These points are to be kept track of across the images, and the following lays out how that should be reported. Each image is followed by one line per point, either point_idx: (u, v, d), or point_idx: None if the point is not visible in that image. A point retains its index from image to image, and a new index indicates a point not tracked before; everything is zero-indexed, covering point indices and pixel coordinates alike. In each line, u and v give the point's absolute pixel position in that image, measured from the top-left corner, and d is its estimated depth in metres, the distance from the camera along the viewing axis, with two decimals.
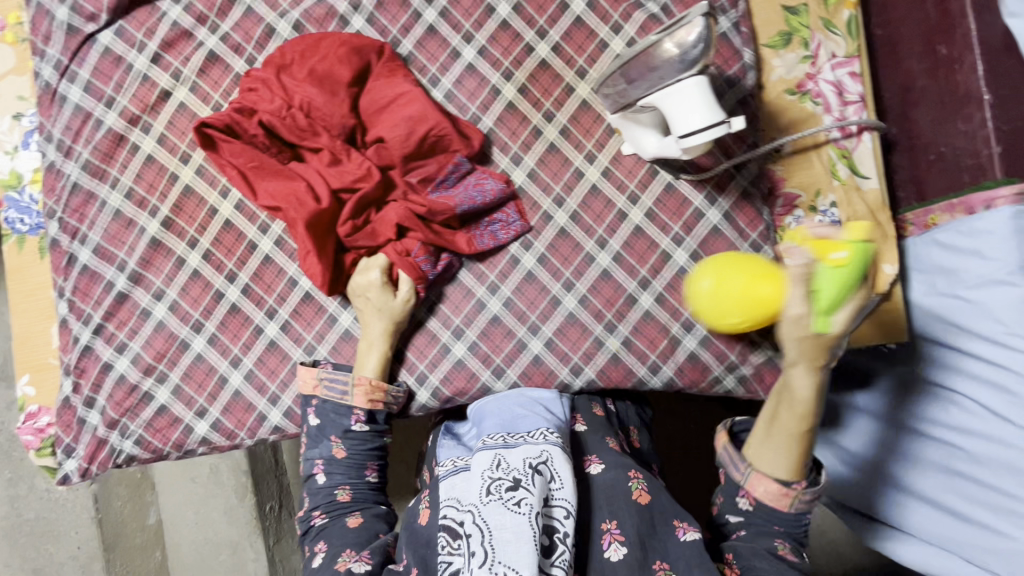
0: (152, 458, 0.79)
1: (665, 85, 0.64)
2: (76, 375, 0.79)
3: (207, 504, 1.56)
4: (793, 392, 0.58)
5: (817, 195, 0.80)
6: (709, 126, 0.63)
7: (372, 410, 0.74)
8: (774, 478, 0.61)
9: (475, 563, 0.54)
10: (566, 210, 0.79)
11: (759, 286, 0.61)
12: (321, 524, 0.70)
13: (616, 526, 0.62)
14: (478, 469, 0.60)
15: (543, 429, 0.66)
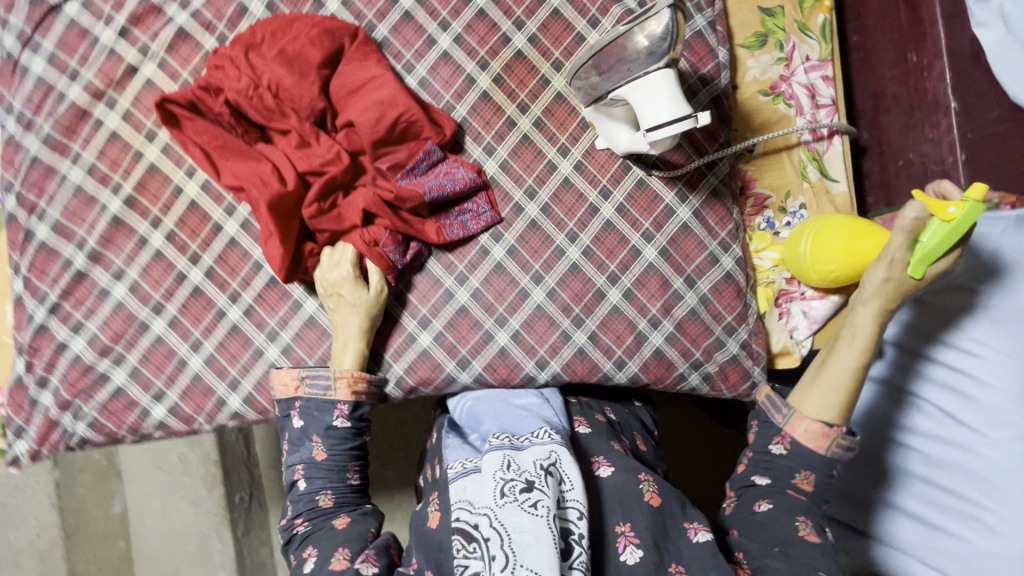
0: (106, 442, 0.77)
1: (634, 77, 0.64)
2: (30, 354, 0.77)
3: (174, 493, 1.54)
4: (855, 329, 0.64)
5: (786, 197, 0.81)
6: (676, 120, 0.63)
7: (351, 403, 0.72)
8: (817, 419, 0.64)
9: (497, 567, 0.51)
10: (537, 203, 0.79)
11: (860, 242, 0.70)
12: (307, 532, 0.66)
13: (630, 527, 0.59)
14: (489, 471, 0.57)
15: (547, 429, 0.64)
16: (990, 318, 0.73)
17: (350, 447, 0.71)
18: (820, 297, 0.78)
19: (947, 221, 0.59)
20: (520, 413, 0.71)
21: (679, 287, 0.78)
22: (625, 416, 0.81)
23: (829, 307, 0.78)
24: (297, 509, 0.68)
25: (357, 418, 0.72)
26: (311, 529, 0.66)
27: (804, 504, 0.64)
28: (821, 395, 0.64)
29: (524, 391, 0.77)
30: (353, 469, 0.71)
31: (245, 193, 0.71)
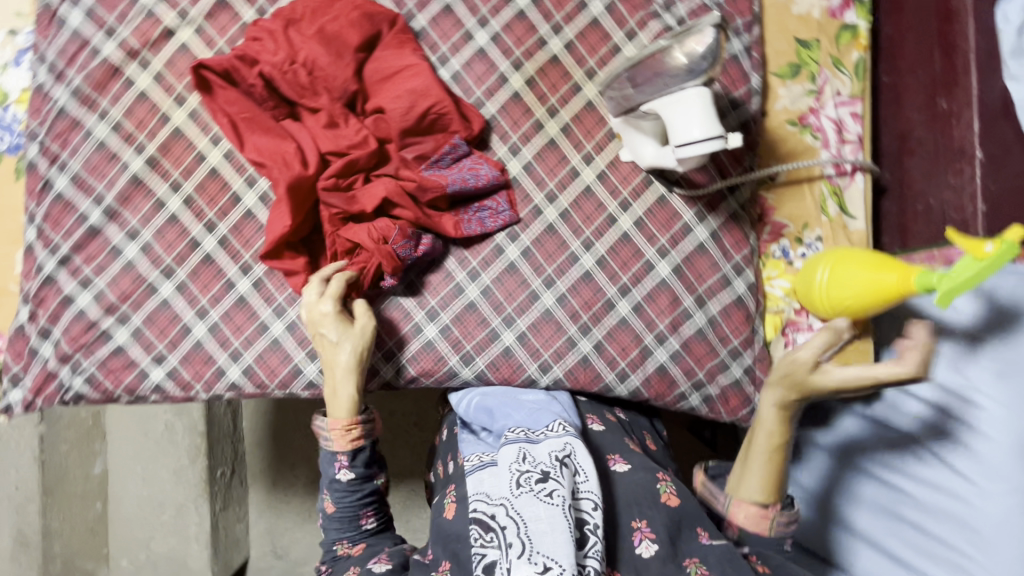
0: (101, 400, 0.76)
1: (669, 92, 0.65)
2: (35, 304, 0.76)
3: (157, 461, 1.54)
4: (761, 419, 0.66)
5: (804, 228, 0.81)
6: (707, 139, 0.63)
7: (352, 451, 0.69)
8: (752, 502, 0.66)
9: (513, 554, 0.54)
10: (556, 207, 0.79)
11: (881, 275, 0.68)
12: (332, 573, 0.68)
13: (646, 524, 0.62)
14: (506, 463, 0.62)
15: (562, 423, 0.69)
16: (996, 369, 0.73)
17: (356, 495, 0.70)
18: None
19: (980, 260, 0.59)
20: (534, 409, 0.73)
21: (688, 305, 0.78)
22: (635, 416, 0.82)
23: None
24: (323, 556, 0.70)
25: (360, 466, 0.70)
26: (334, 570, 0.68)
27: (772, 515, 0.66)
28: (742, 483, 0.67)
29: (529, 391, 0.78)
30: (366, 514, 0.70)
31: (267, 167, 0.71)
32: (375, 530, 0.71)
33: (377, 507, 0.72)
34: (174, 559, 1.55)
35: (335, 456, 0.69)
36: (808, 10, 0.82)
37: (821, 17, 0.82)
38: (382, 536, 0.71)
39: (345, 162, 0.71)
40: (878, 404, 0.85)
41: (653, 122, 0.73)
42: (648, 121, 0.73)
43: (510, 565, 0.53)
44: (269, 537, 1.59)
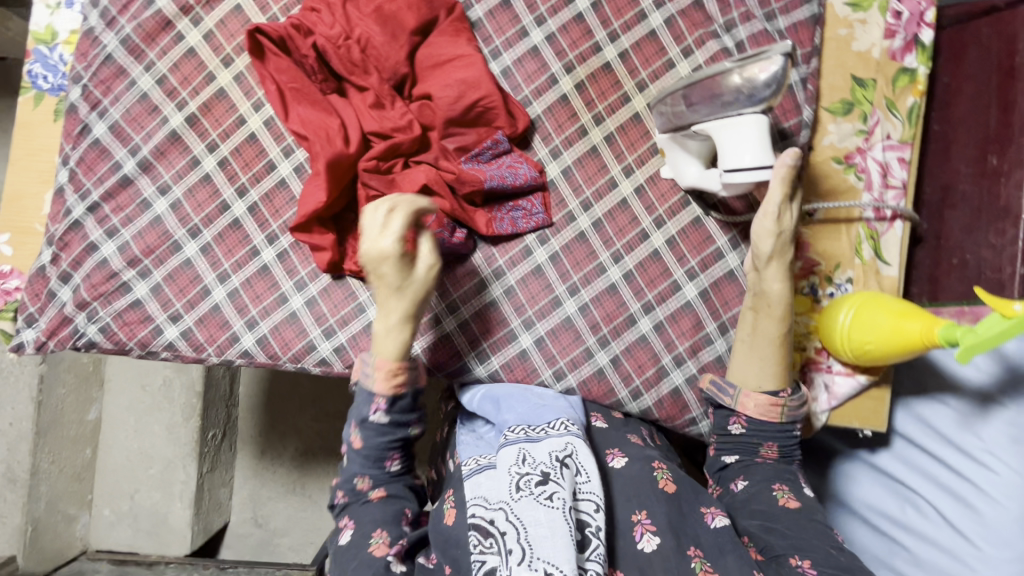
0: (113, 350, 0.76)
1: (725, 116, 0.64)
2: (59, 247, 0.76)
3: (152, 415, 1.55)
4: (770, 293, 0.70)
5: (836, 268, 0.80)
6: (758, 167, 0.64)
7: (394, 396, 0.67)
8: (764, 389, 0.70)
9: (513, 561, 0.55)
10: (590, 216, 0.78)
11: (905, 324, 0.68)
12: (347, 505, 0.68)
13: (647, 516, 0.62)
14: (505, 467, 0.62)
15: (564, 420, 0.69)
16: (1010, 434, 0.72)
17: (389, 440, 0.68)
18: (847, 374, 0.78)
19: (1008, 318, 0.58)
20: (538, 402, 0.73)
21: (710, 331, 0.77)
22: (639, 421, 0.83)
23: (854, 386, 0.78)
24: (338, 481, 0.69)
25: (397, 412, 0.68)
26: (349, 504, 0.68)
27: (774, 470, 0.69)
28: (750, 371, 0.71)
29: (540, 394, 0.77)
30: (394, 460, 0.69)
31: (307, 140, 0.70)
32: (398, 481, 0.70)
33: (405, 456, 0.70)
34: (155, 515, 1.55)
35: (373, 398, 0.67)
36: (868, 48, 0.80)
37: (880, 57, 0.80)
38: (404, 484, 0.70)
39: (386, 144, 0.71)
40: (885, 454, 0.85)
41: (700, 142, 0.71)
42: (694, 141, 0.71)
43: (511, 571, 0.54)
44: (251, 504, 1.64)
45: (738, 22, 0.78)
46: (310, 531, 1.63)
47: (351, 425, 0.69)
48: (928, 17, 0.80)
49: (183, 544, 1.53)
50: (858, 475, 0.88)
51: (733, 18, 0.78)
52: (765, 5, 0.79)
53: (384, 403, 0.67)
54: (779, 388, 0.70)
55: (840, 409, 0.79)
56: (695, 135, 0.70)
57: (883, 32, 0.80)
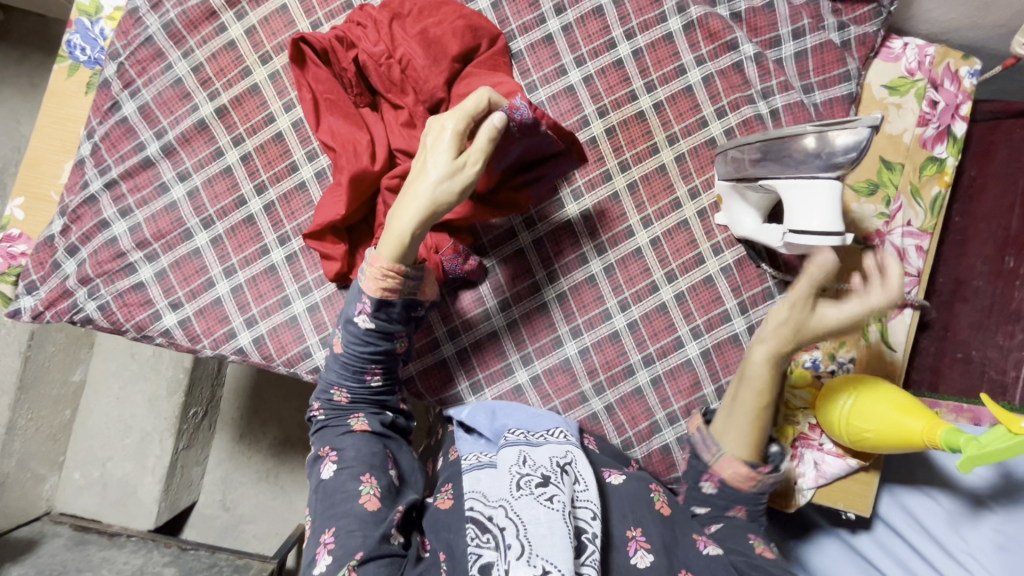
0: (108, 329, 0.75)
1: (797, 177, 0.61)
2: (70, 219, 0.76)
3: (137, 385, 1.55)
4: (753, 364, 0.65)
5: (840, 346, 0.80)
6: (825, 234, 0.61)
7: (381, 302, 0.65)
8: (739, 459, 0.64)
9: (512, 556, 0.56)
10: (603, 261, 0.78)
11: (906, 419, 0.67)
12: (325, 421, 0.69)
13: (641, 533, 0.63)
14: (506, 466, 0.64)
15: (563, 429, 0.71)
16: (997, 541, 0.72)
17: (371, 347, 0.67)
18: (837, 455, 0.77)
19: (1012, 434, 0.57)
20: (534, 411, 0.75)
21: (707, 393, 0.77)
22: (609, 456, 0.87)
23: (843, 468, 0.77)
24: (318, 391, 0.70)
25: (384, 319, 0.66)
26: (328, 418, 0.69)
27: (745, 522, 0.65)
28: (739, 433, 0.64)
29: None
30: (375, 369, 0.69)
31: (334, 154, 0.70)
32: (379, 394, 0.70)
33: (387, 365, 0.70)
34: (124, 486, 1.53)
35: (362, 296, 0.66)
36: (900, 133, 0.81)
37: (911, 143, 0.81)
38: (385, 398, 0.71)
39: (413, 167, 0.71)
40: (866, 538, 0.83)
41: (760, 196, 0.70)
42: (755, 194, 0.70)
43: (509, 565, 0.56)
44: (221, 487, 1.62)
45: (776, 91, 0.78)
46: (276, 522, 1.61)
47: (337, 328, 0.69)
48: (964, 110, 0.80)
49: (147, 519, 1.51)
50: (829, 548, 0.86)
51: (772, 85, 0.78)
52: (804, 77, 0.79)
53: (368, 302, 0.65)
54: (757, 460, 0.64)
55: (826, 488, 0.79)
56: (756, 188, 0.69)
57: (917, 119, 0.81)
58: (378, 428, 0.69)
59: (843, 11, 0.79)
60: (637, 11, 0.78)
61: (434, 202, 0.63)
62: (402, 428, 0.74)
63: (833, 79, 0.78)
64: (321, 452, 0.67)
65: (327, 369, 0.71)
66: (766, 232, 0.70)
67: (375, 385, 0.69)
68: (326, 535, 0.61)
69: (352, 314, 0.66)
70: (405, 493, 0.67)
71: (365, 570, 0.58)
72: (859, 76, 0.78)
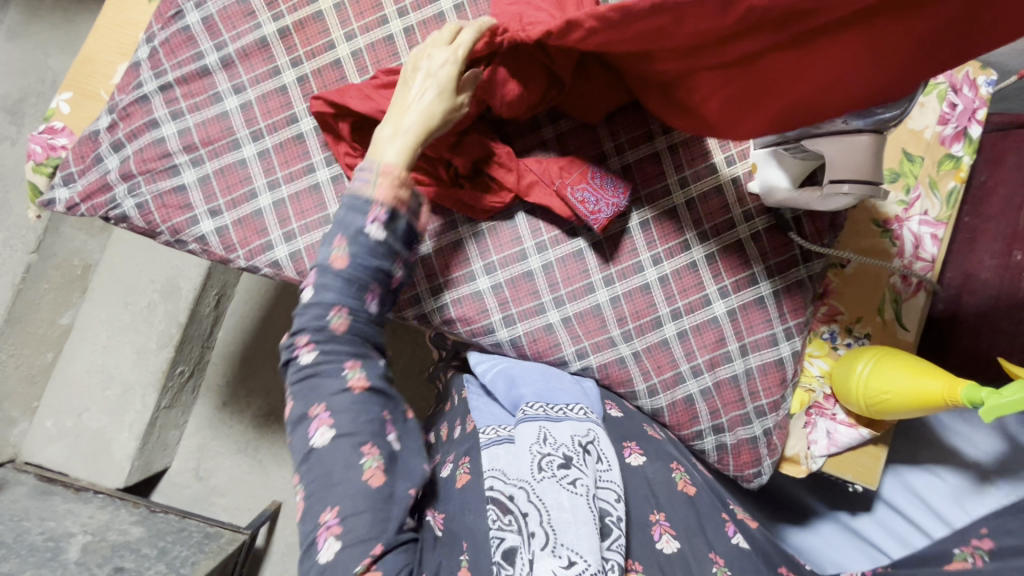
0: (143, 230, 0.75)
1: (840, 132, 0.61)
2: (119, 116, 0.76)
3: (125, 335, 1.48)
4: None
5: (856, 321, 0.83)
6: (862, 183, 0.64)
7: (391, 216, 0.62)
8: None
9: (537, 546, 0.53)
10: (639, 215, 0.79)
11: (923, 382, 0.70)
12: (317, 363, 0.59)
13: (666, 519, 0.63)
14: (525, 444, 0.61)
15: (583, 406, 0.68)
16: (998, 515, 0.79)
17: (376, 267, 0.61)
18: (850, 425, 0.79)
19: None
20: (555, 382, 0.74)
21: (732, 350, 0.78)
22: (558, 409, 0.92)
23: (855, 438, 0.79)
24: (307, 322, 0.60)
25: (391, 232, 0.62)
26: (323, 360, 0.59)
27: None
28: None
29: (558, 371, 0.78)
30: (375, 295, 0.62)
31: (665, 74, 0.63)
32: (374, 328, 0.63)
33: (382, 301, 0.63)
34: (93, 439, 1.45)
35: (370, 206, 0.61)
36: (922, 129, 0.86)
37: (932, 139, 0.86)
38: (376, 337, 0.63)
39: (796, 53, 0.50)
40: (866, 519, 0.87)
41: (796, 160, 0.71)
42: (793, 157, 0.72)
43: (533, 556, 0.52)
44: (197, 454, 1.54)
45: None
46: (249, 497, 1.52)
47: (334, 240, 0.61)
48: (980, 115, 0.85)
49: (118, 477, 1.43)
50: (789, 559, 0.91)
51: None
52: None
53: (384, 218, 0.61)
54: None
55: (835, 457, 0.81)
56: (797, 150, 0.70)
57: (937, 118, 0.86)
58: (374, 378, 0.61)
59: None
60: None
61: (422, 133, 0.63)
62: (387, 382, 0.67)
63: None
64: (318, 407, 0.59)
65: (312, 294, 0.60)
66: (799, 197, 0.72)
67: (369, 318, 0.62)
68: (328, 517, 0.56)
69: (359, 231, 0.61)
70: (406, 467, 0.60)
71: (385, 563, 0.55)
72: None
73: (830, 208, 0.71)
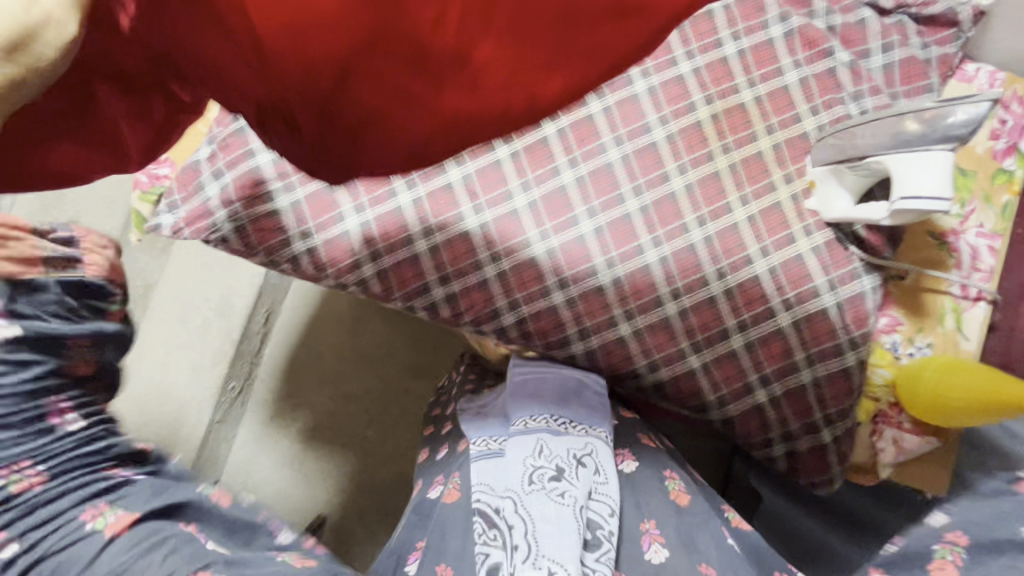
0: (242, 252, 0.82)
1: (912, 149, 0.69)
2: (218, 146, 0.81)
3: (183, 351, 1.55)
4: None
5: (918, 331, 0.84)
6: (934, 198, 0.69)
7: (59, 385, 0.78)
8: None
9: (519, 557, 0.64)
10: (703, 231, 0.83)
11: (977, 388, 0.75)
12: (47, 551, 0.68)
13: (656, 528, 0.75)
14: (521, 458, 0.74)
15: (590, 424, 0.79)
16: None
17: (70, 391, 0.79)
18: (916, 434, 0.82)
19: None
20: (562, 386, 0.82)
21: (798, 360, 0.80)
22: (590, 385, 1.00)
23: (924, 447, 0.82)
24: None
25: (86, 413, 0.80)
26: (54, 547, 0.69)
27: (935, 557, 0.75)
28: None
29: (592, 376, 0.84)
30: (70, 415, 0.78)
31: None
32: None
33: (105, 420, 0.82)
34: None
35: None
36: (974, 144, 0.89)
37: (983, 153, 0.89)
38: (120, 447, 0.81)
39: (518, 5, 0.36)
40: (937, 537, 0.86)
41: (858, 177, 0.77)
42: (854, 175, 0.77)
43: (516, 566, 0.64)
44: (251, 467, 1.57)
45: (866, 94, 0.86)
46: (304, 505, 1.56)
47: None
48: None
49: None
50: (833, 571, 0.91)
51: (863, 89, 0.86)
52: (890, 85, 0.87)
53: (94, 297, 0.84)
54: None
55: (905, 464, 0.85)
56: (859, 169, 0.76)
57: (989, 133, 0.89)
58: (131, 504, 0.74)
59: (926, 33, 0.88)
60: (744, 17, 0.87)
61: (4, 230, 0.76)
62: (176, 474, 0.85)
63: (916, 90, 0.87)
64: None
65: None
66: (864, 212, 0.77)
67: (75, 434, 0.77)
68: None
69: (41, 304, 0.77)
70: (243, 525, 0.81)
71: None
72: (937, 90, 0.87)
73: (895, 220, 0.75)
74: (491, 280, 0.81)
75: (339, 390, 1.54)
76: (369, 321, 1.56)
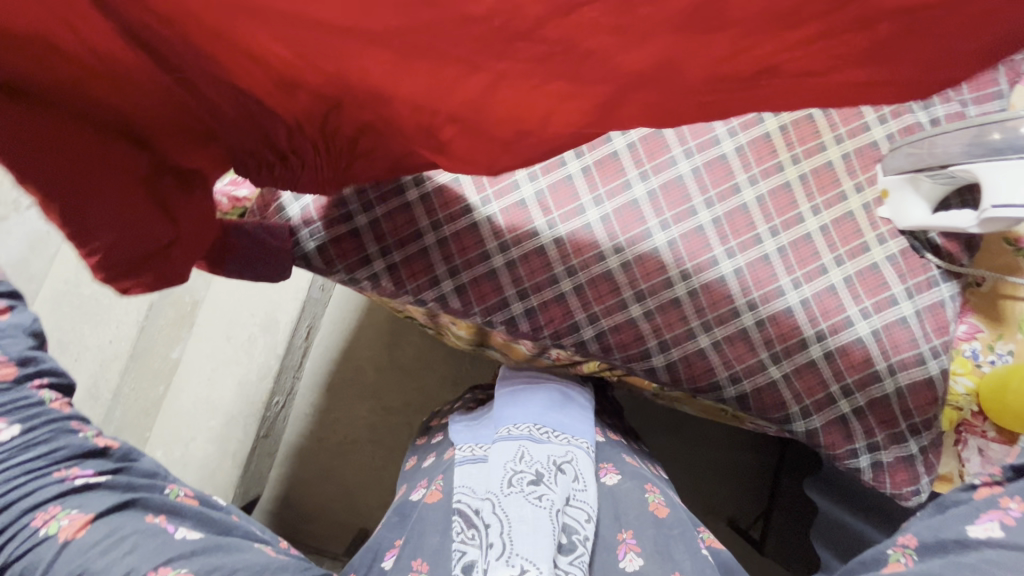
0: (322, 269, 0.83)
1: (998, 158, 0.67)
2: None
3: (229, 367, 1.53)
4: None
5: (998, 338, 0.83)
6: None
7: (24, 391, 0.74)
8: None
9: (493, 555, 0.62)
10: (777, 241, 0.82)
11: None
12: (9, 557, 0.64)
13: (632, 537, 0.73)
14: (502, 463, 0.75)
15: (570, 435, 0.84)
16: None
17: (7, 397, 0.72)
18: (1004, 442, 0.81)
19: None
20: (543, 401, 0.88)
21: (880, 369, 0.80)
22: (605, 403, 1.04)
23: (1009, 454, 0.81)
24: None
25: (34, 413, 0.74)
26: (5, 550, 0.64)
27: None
28: None
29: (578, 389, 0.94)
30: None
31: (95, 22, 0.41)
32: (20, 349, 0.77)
33: (58, 422, 0.75)
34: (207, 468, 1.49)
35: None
36: None
37: None
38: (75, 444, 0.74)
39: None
40: None
41: (934, 185, 0.77)
42: (931, 182, 0.77)
43: (490, 564, 0.61)
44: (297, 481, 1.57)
45: (937, 102, 0.85)
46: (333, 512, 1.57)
47: None
48: None
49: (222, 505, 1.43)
50: None
51: (932, 97, 0.86)
52: (959, 92, 0.87)
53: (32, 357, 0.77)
54: None
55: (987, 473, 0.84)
56: (939, 176, 0.75)
57: None
58: (87, 503, 0.68)
59: None
60: None
61: None
62: (149, 471, 0.78)
63: (987, 96, 0.86)
64: None
65: None
66: (942, 220, 0.77)
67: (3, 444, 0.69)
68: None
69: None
70: (215, 518, 0.76)
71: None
72: (1008, 95, 0.86)
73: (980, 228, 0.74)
74: (568, 294, 0.82)
75: (379, 403, 1.54)
76: (407, 333, 1.56)
